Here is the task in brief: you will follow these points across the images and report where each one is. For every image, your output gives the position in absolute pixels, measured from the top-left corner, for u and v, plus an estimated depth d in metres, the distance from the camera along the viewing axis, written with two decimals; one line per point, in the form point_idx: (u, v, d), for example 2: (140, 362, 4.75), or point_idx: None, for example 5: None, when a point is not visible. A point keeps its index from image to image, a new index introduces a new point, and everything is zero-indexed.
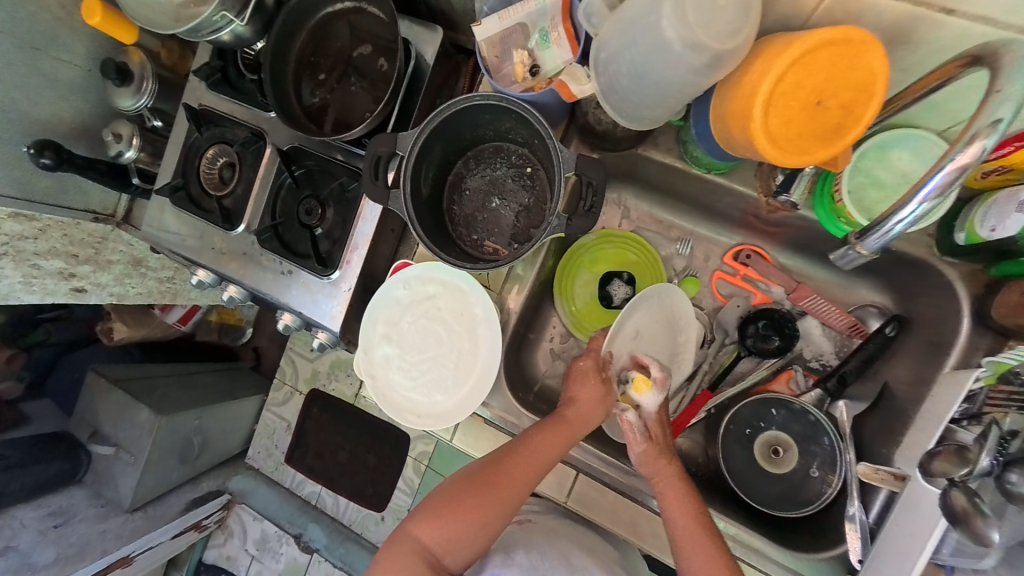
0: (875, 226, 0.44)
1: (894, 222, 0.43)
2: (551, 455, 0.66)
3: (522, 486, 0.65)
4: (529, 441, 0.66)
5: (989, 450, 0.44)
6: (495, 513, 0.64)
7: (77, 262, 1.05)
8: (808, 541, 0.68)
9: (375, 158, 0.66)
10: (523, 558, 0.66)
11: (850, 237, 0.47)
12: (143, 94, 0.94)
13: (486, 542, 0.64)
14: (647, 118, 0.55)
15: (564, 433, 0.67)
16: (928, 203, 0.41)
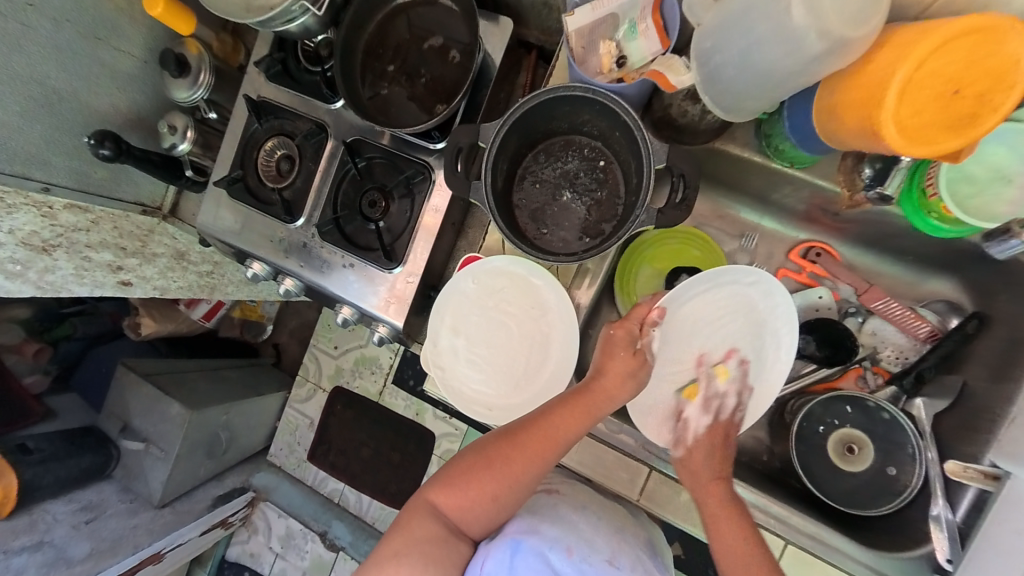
0: None
1: None
2: (563, 434, 0.63)
3: (530, 464, 0.63)
4: (540, 420, 0.63)
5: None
6: (506, 487, 0.64)
7: (126, 254, 1.04)
8: (885, 541, 0.66)
9: (456, 149, 0.66)
10: (550, 529, 0.65)
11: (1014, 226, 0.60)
12: (200, 85, 0.93)
13: (498, 512, 0.65)
14: (746, 110, 0.56)
15: (578, 411, 0.63)
16: None
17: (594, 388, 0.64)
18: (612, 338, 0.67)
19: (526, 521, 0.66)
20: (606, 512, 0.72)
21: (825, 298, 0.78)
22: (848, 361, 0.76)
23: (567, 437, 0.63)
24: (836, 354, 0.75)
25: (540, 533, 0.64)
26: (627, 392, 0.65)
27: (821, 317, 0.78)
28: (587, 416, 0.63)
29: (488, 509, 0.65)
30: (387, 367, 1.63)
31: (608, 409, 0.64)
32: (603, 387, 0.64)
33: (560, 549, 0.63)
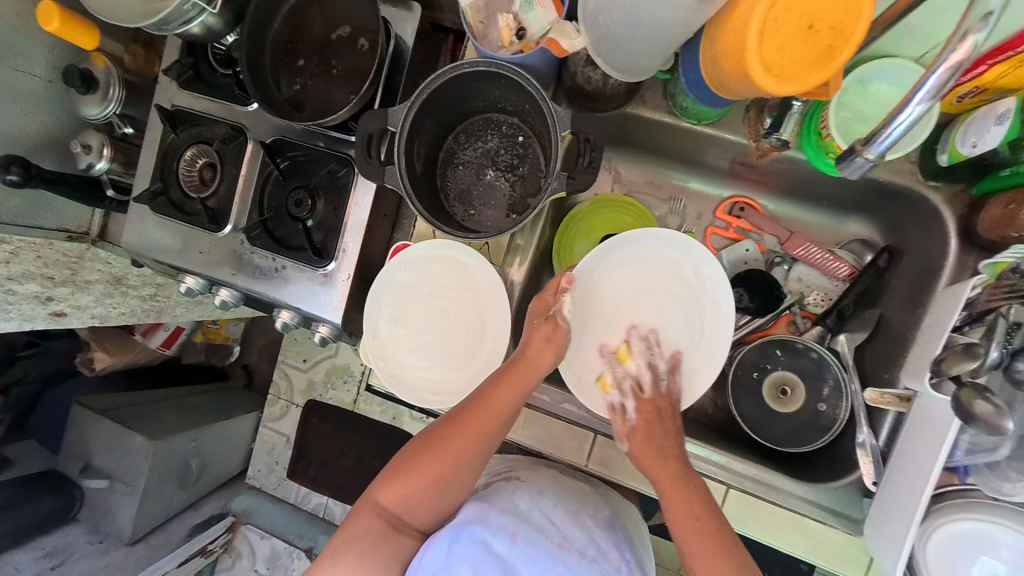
0: (878, 133, 0.46)
1: (893, 127, 0.45)
2: (500, 409, 0.64)
3: (471, 445, 0.63)
4: (477, 399, 0.64)
5: (999, 343, 0.47)
6: (448, 471, 0.63)
7: (55, 284, 1.01)
8: (823, 475, 0.68)
9: (367, 135, 0.65)
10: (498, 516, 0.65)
11: (856, 146, 0.49)
12: (110, 100, 0.91)
13: (443, 499, 0.64)
14: (639, 68, 0.58)
15: (510, 388, 0.64)
16: (925, 105, 0.42)
17: (524, 356, 0.66)
18: (531, 315, 0.70)
19: (473, 511, 0.66)
20: (564, 495, 0.71)
21: (751, 251, 0.82)
22: (779, 308, 0.78)
23: (504, 415, 0.64)
24: (766, 304, 0.78)
25: (485, 522, 0.64)
26: (555, 358, 0.67)
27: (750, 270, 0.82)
28: (519, 390, 0.64)
29: (432, 496, 0.63)
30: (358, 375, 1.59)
31: (534, 383, 0.66)
32: (531, 360, 0.66)
33: (505, 535, 0.63)
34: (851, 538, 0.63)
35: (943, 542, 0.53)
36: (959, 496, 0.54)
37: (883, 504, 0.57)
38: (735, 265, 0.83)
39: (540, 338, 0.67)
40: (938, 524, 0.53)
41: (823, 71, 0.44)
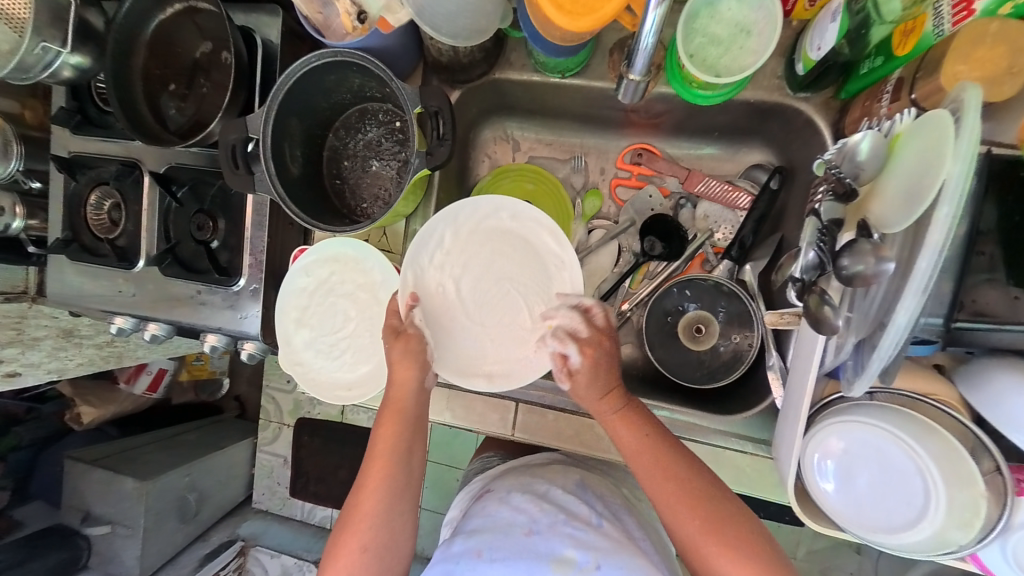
0: (636, 46, 0.51)
1: (644, 34, 0.48)
2: (392, 448, 0.64)
3: (381, 494, 0.62)
4: (372, 448, 0.65)
5: (813, 244, 0.46)
6: (374, 534, 0.61)
7: (3, 346, 1.02)
8: (741, 404, 0.69)
9: (230, 147, 0.65)
10: (461, 542, 0.63)
11: (624, 71, 0.55)
12: (12, 157, 0.92)
13: (385, 559, 0.61)
14: (482, 31, 0.59)
15: (393, 424, 0.65)
16: (660, 9, 0.45)
17: (389, 385, 0.66)
18: (384, 339, 0.68)
19: (445, 547, 0.65)
20: (527, 485, 0.71)
21: (654, 198, 0.80)
22: (689, 250, 0.77)
23: (394, 453, 0.64)
24: (673, 248, 0.78)
25: (450, 552, 0.63)
26: (424, 377, 0.67)
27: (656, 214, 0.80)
28: (400, 425, 0.65)
29: (370, 563, 0.60)
30: None
31: (421, 410, 0.67)
32: (397, 390, 0.66)
33: (470, 555, 0.60)
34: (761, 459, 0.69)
35: (823, 450, 0.53)
36: (842, 403, 0.53)
37: (784, 419, 0.58)
38: (641, 212, 0.81)
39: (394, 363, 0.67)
40: (818, 431, 0.53)
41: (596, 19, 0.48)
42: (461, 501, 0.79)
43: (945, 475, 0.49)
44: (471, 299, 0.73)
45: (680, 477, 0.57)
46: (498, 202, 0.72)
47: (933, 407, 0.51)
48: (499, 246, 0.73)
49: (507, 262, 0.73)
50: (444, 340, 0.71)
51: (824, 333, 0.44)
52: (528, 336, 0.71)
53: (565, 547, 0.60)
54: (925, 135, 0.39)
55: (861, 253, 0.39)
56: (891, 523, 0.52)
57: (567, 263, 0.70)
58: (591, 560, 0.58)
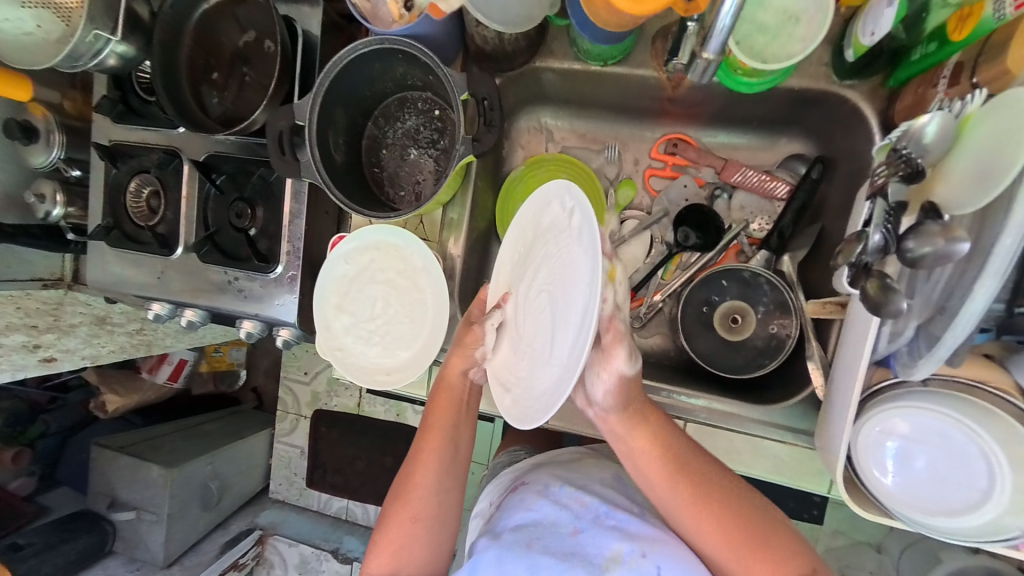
0: (712, 30, 0.51)
1: (721, 19, 0.50)
2: (446, 433, 0.66)
3: (435, 474, 0.65)
4: (425, 431, 0.67)
5: (879, 226, 0.45)
6: (425, 506, 0.64)
7: (41, 332, 1.05)
8: (780, 393, 0.69)
9: (278, 133, 0.66)
10: (508, 533, 0.63)
11: (699, 51, 0.54)
12: (54, 145, 0.96)
13: (435, 531, 0.65)
14: (533, 18, 0.60)
15: (445, 409, 0.67)
16: None
17: (445, 371, 0.68)
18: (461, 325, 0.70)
19: (490, 537, 0.64)
20: (565, 476, 0.70)
21: (689, 186, 0.80)
22: (724, 240, 0.77)
23: (444, 433, 0.66)
24: (709, 239, 0.78)
25: (499, 540, 0.62)
26: (473, 366, 0.67)
27: (692, 204, 0.80)
28: (449, 407, 0.67)
29: (425, 534, 0.64)
30: None
31: (469, 394, 0.69)
32: (447, 377, 0.68)
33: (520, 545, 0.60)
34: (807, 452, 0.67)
35: (882, 431, 0.53)
36: (894, 387, 0.53)
37: (829, 408, 0.58)
38: (676, 203, 0.81)
39: (458, 353, 0.68)
40: (874, 414, 0.53)
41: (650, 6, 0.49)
42: (491, 493, 0.80)
43: (1008, 460, 0.50)
44: (523, 305, 0.59)
45: (700, 483, 0.55)
46: (545, 194, 0.59)
47: (990, 394, 0.51)
48: (547, 239, 0.57)
49: (552, 257, 0.55)
50: (499, 344, 0.64)
51: (884, 318, 0.43)
52: (548, 352, 0.52)
53: (615, 541, 0.59)
54: (1001, 114, 0.39)
55: (929, 235, 0.39)
56: (949, 507, 0.52)
57: (587, 259, 0.48)
58: (639, 550, 0.57)
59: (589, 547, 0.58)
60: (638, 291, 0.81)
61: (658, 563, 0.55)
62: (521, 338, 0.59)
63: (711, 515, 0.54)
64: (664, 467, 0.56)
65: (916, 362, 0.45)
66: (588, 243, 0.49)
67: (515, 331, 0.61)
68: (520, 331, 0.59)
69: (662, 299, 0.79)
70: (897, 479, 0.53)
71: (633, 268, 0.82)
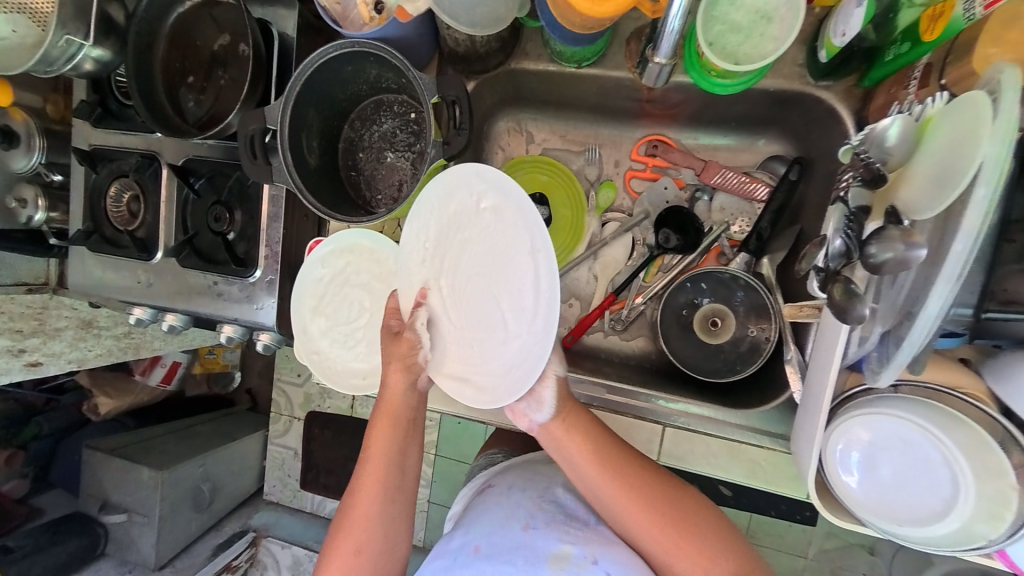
0: (661, 31, 0.53)
1: (670, 22, 0.52)
2: (388, 457, 0.65)
3: (379, 501, 0.64)
4: (368, 455, 0.65)
5: (840, 230, 0.45)
6: (370, 538, 0.63)
7: (25, 336, 1.05)
8: (758, 397, 0.68)
9: (249, 137, 0.66)
10: (460, 537, 0.65)
11: (650, 53, 0.57)
12: (34, 150, 0.97)
13: (380, 560, 0.63)
14: (501, 19, 0.59)
15: (386, 432, 0.65)
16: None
17: (382, 387, 0.66)
18: (383, 340, 0.68)
19: (445, 542, 0.67)
20: (529, 480, 0.70)
21: (670, 188, 0.80)
22: (705, 242, 0.76)
23: (389, 460, 0.65)
24: (689, 240, 0.77)
25: (451, 546, 0.65)
26: (419, 382, 0.66)
27: (672, 206, 0.80)
28: (394, 431, 0.65)
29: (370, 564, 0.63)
30: None
31: (415, 410, 0.67)
32: (390, 398, 0.66)
33: (468, 551, 0.62)
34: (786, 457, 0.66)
35: (848, 439, 0.53)
36: (866, 395, 0.52)
37: (803, 414, 0.57)
38: (656, 204, 0.80)
39: (395, 367, 0.66)
40: (841, 421, 0.53)
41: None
42: (463, 496, 0.80)
43: (973, 468, 0.49)
44: (455, 294, 0.66)
45: (639, 482, 0.59)
46: (452, 181, 0.66)
47: (960, 400, 0.50)
48: (461, 226, 0.66)
49: (474, 240, 0.65)
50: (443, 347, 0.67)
51: (849, 323, 0.43)
52: (510, 337, 0.62)
53: (561, 545, 0.60)
54: (955, 117, 0.39)
55: (890, 240, 0.38)
56: (915, 515, 0.52)
57: (531, 258, 0.60)
58: (589, 555, 0.58)
59: (539, 550, 0.60)
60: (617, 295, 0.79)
61: (606, 569, 0.57)
62: (468, 329, 0.66)
63: (652, 518, 0.58)
64: (610, 478, 0.59)
65: (882, 367, 0.44)
66: (526, 227, 0.60)
67: (451, 324, 0.66)
68: (463, 323, 0.66)
69: (641, 301, 0.79)
70: (860, 485, 0.53)
71: (613, 270, 0.82)
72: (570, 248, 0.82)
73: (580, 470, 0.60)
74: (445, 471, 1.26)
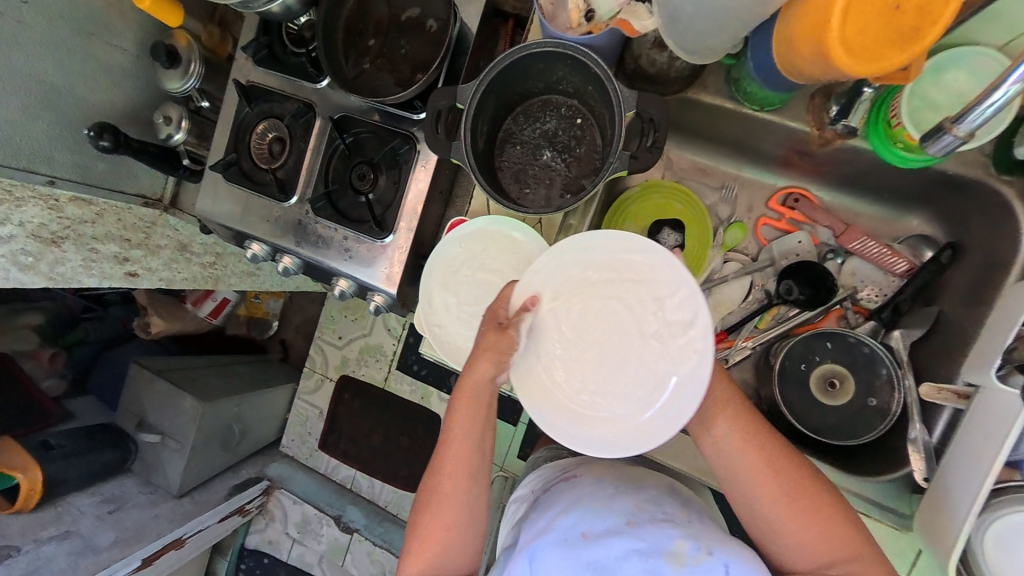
0: (966, 113, 0.51)
1: (983, 107, 0.49)
2: (465, 439, 0.64)
3: (457, 479, 0.64)
4: (450, 436, 0.65)
5: None
6: (459, 515, 0.64)
7: (132, 246, 1.07)
8: (872, 469, 0.71)
9: (436, 112, 0.69)
10: (563, 520, 0.62)
11: (944, 124, 0.53)
12: (190, 75, 0.97)
13: (472, 530, 0.64)
14: (716, 50, 0.62)
15: (465, 412, 0.64)
16: (1017, 86, 0.47)
17: (466, 361, 0.64)
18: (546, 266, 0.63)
19: (544, 524, 0.63)
20: (620, 477, 0.69)
21: (803, 243, 0.81)
22: (830, 301, 0.78)
23: (472, 440, 0.64)
24: (815, 297, 0.79)
25: (556, 525, 0.62)
26: (504, 371, 0.64)
27: (802, 261, 0.81)
28: (474, 415, 0.64)
29: (461, 534, 0.64)
30: (391, 354, 1.56)
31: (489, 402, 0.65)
32: (472, 379, 0.64)
33: (576, 533, 0.59)
34: (902, 534, 0.63)
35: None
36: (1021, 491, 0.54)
37: (937, 496, 0.58)
38: (785, 256, 0.82)
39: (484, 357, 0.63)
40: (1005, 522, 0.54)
41: (850, 63, 0.46)
42: (533, 480, 0.80)
43: None
44: (580, 329, 0.63)
45: (789, 477, 0.57)
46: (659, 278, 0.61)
47: None
48: (637, 323, 0.62)
49: (626, 352, 0.62)
50: (531, 349, 0.64)
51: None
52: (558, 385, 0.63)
53: (677, 539, 0.56)
54: None
55: None
56: None
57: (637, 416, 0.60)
58: (705, 548, 0.54)
59: (650, 542, 0.56)
60: (730, 334, 0.82)
61: (725, 560, 0.53)
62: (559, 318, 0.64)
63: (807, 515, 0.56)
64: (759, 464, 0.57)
65: None
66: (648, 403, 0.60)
67: (551, 346, 0.64)
68: (563, 355, 0.63)
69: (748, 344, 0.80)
70: None
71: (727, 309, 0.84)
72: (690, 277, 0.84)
73: (728, 433, 0.59)
74: None
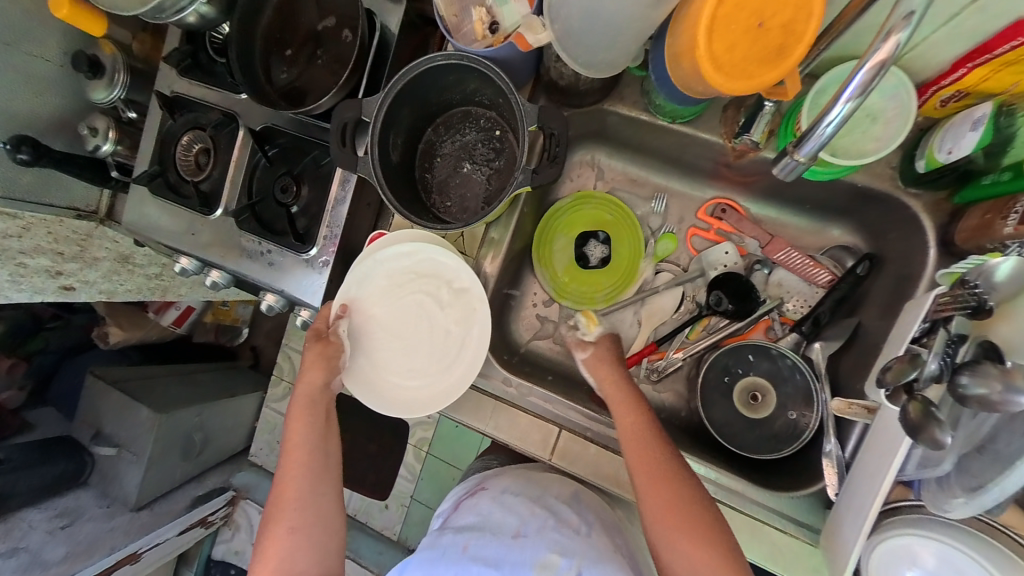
0: (810, 133, 0.48)
1: (823, 125, 0.47)
2: (302, 442, 0.70)
3: (301, 480, 0.67)
4: (290, 441, 0.70)
5: (937, 354, 0.48)
6: (300, 517, 0.65)
7: (65, 259, 1.04)
8: (790, 482, 0.69)
9: (342, 124, 0.66)
10: (450, 537, 0.65)
11: (788, 148, 0.52)
12: (116, 84, 0.95)
13: (318, 533, 0.66)
14: (614, 65, 0.60)
15: (302, 418, 0.71)
16: (852, 103, 0.44)
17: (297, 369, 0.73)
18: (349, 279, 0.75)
19: (434, 540, 0.67)
20: (526, 486, 0.72)
21: (730, 254, 0.79)
22: (758, 311, 0.77)
23: (312, 443, 0.70)
24: (741, 309, 0.78)
25: (440, 543, 0.65)
26: (336, 375, 0.74)
27: (728, 272, 0.80)
28: (313, 417, 0.72)
29: (307, 535, 0.65)
30: None
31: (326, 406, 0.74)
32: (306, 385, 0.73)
33: (458, 547, 0.62)
34: (811, 550, 0.63)
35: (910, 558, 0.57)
36: (911, 510, 0.58)
37: (842, 513, 0.57)
38: (714, 266, 0.81)
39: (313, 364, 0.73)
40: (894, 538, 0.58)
41: (720, 80, 0.47)
42: (454, 494, 0.81)
43: None
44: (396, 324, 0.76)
45: (649, 456, 0.63)
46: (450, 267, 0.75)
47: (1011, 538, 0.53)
48: (441, 305, 0.76)
49: (434, 331, 0.76)
50: (360, 353, 0.76)
51: (920, 441, 0.45)
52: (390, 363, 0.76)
53: (547, 552, 0.60)
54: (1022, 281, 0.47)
55: None
56: None
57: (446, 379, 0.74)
58: (574, 566, 0.59)
59: (524, 555, 0.59)
60: (660, 345, 0.81)
61: None
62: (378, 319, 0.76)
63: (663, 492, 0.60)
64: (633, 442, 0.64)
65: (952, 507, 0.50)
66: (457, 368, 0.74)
67: (375, 343, 0.76)
68: (384, 348, 0.76)
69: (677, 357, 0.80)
70: None
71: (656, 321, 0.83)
72: (623, 286, 0.84)
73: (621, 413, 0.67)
74: (435, 472, 1.26)
